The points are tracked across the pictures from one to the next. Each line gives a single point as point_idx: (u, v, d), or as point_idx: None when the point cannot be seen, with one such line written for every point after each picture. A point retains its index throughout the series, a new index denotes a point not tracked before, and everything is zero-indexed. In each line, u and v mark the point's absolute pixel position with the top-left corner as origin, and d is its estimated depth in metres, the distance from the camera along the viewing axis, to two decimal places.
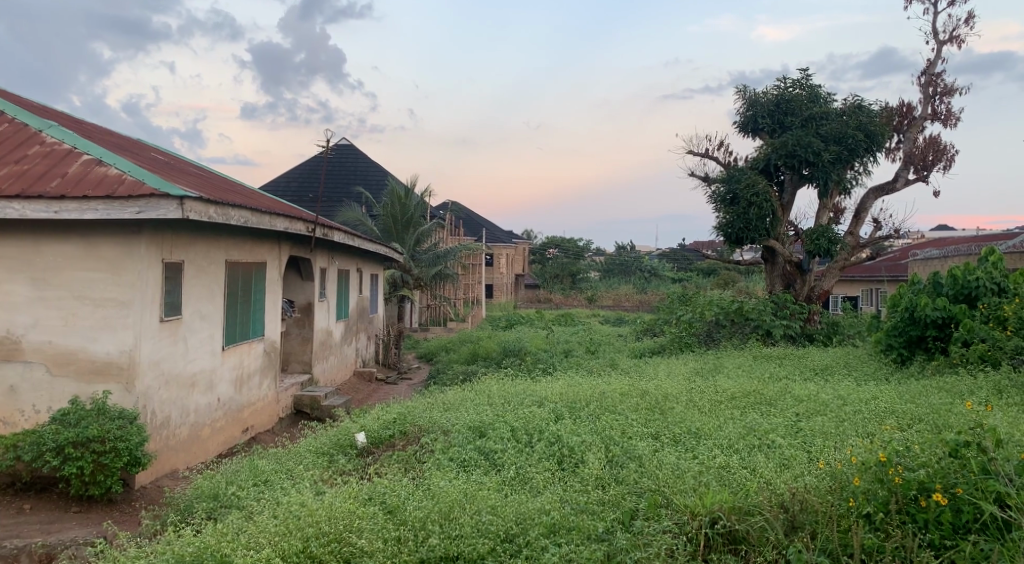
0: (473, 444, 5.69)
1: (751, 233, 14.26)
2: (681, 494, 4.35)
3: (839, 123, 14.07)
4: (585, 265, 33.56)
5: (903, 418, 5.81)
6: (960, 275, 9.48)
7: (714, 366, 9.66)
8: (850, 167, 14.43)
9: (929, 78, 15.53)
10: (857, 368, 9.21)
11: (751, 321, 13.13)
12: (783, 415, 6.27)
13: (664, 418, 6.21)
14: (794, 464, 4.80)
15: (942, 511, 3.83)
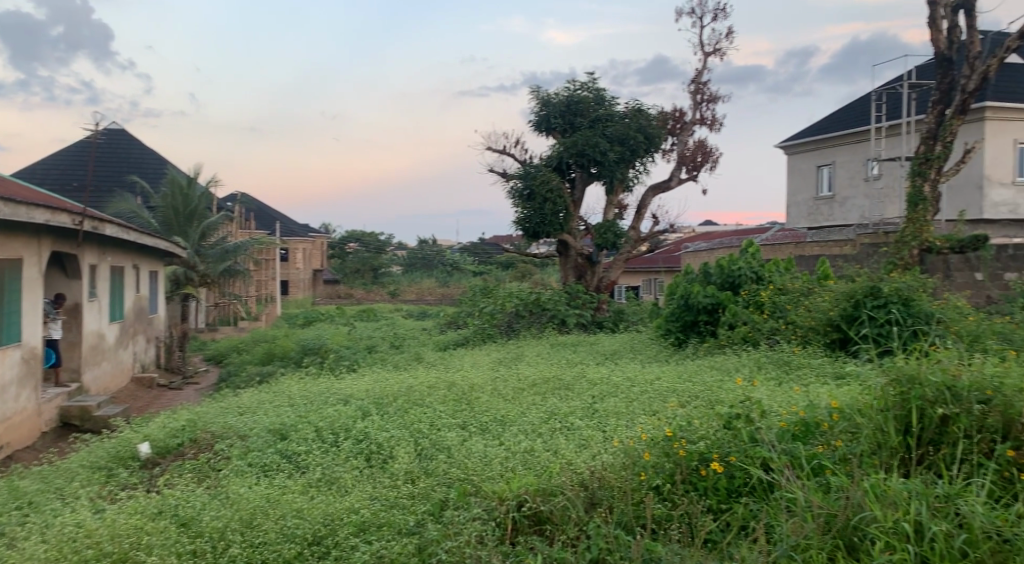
0: (274, 448, 5.44)
1: (546, 228, 14.88)
2: (489, 481, 4.46)
3: (622, 125, 15.08)
4: (386, 260, 33.19)
5: (683, 396, 6.36)
6: (726, 266, 10.57)
7: (516, 355, 10.00)
8: (632, 166, 15.53)
9: (697, 87, 17.09)
10: (642, 352, 9.95)
11: (548, 311, 13.72)
12: (579, 398, 6.63)
13: (471, 408, 6.32)
14: (592, 444, 5.08)
15: (719, 479, 4.25)
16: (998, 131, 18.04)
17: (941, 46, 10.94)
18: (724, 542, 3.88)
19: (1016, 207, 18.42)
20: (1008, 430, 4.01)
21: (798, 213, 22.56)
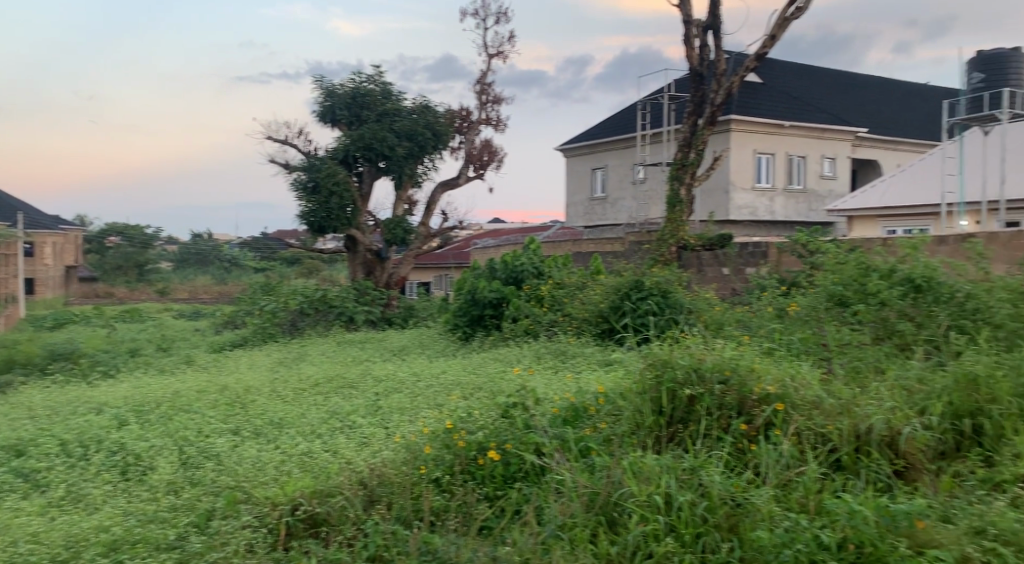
0: (7, 467, 4.81)
1: (333, 222, 14.48)
2: (262, 487, 4.26)
3: (410, 120, 15.08)
4: (154, 256, 30.55)
5: (466, 388, 6.48)
6: (510, 261, 10.93)
7: (298, 354, 9.63)
8: (421, 163, 15.62)
9: (481, 87, 17.52)
10: (429, 347, 10.01)
11: (335, 308, 13.38)
12: (363, 396, 6.53)
13: (245, 411, 6.00)
14: (372, 441, 5.02)
15: (495, 466, 4.39)
16: (741, 142, 20.37)
17: (694, 63, 12.12)
18: (498, 527, 4.00)
19: (755, 210, 20.93)
20: (742, 407, 4.51)
21: (576, 212, 23.92)
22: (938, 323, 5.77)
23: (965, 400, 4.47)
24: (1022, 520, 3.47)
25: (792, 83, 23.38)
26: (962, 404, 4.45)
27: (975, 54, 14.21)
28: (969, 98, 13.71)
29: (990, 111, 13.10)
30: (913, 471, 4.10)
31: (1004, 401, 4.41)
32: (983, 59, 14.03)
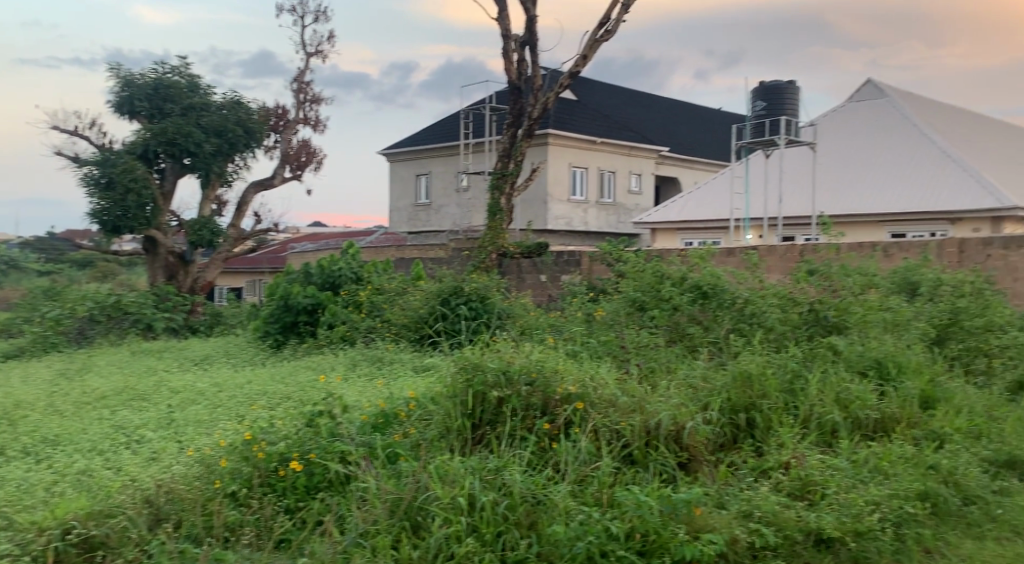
0: None
1: (129, 222, 13.39)
2: (27, 511, 3.85)
3: (219, 116, 14.29)
4: None
5: (272, 398, 6.22)
6: (326, 266, 10.65)
7: (84, 365, 8.80)
8: (231, 161, 14.89)
9: (299, 86, 16.97)
10: (235, 356, 9.50)
11: (130, 315, 12.36)
12: (155, 408, 6.07)
13: (13, 429, 5.38)
14: (163, 456, 4.68)
15: (298, 477, 4.22)
16: (558, 155, 21.23)
17: (513, 76, 12.43)
18: (299, 539, 3.85)
19: (570, 220, 21.86)
20: (546, 407, 4.67)
21: (398, 217, 23.78)
22: (722, 326, 6.30)
23: (741, 395, 4.91)
24: (782, 502, 3.86)
25: (604, 102, 24.68)
26: (739, 399, 4.89)
27: (758, 84, 15.61)
28: (753, 124, 15.06)
29: (770, 137, 14.52)
30: (695, 462, 4.45)
31: (772, 396, 4.90)
32: (765, 89, 15.46)
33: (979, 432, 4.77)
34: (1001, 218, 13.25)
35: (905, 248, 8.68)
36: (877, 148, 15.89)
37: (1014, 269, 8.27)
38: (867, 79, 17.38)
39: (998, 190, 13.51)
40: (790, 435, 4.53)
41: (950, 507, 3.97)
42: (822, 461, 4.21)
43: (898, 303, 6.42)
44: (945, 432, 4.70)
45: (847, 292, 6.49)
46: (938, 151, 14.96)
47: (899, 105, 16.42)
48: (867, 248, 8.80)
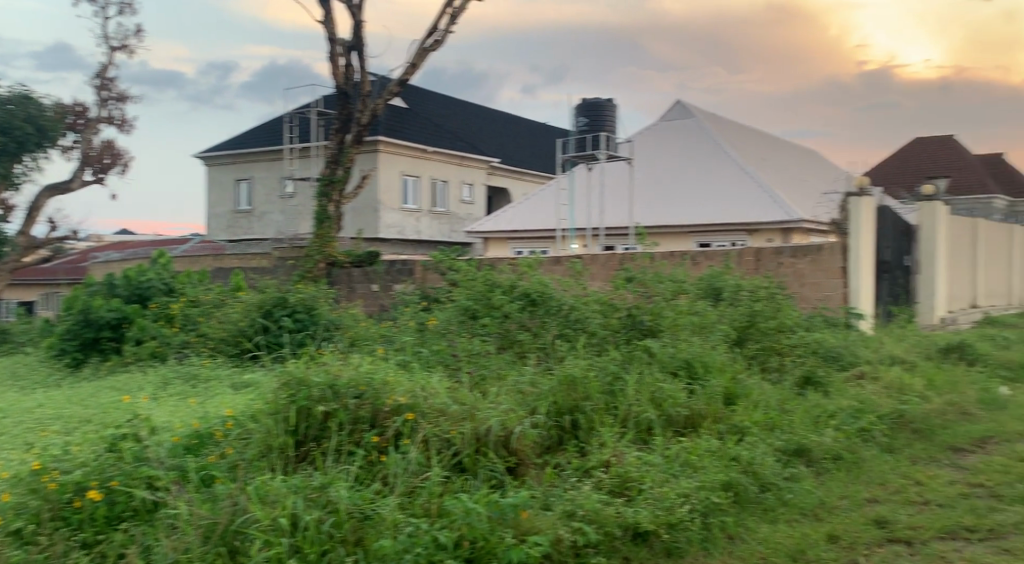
0: None
1: None
2: None
3: (4, 111, 12.80)
4: None
5: (69, 422, 5.64)
6: (133, 277, 9.86)
7: None
8: (18, 162, 13.43)
9: (101, 82, 15.64)
10: (23, 378, 8.52)
11: None
12: None
13: None
14: None
15: (97, 508, 3.85)
16: (387, 163, 20.99)
17: (340, 80, 12.10)
18: None
19: (402, 229, 21.68)
20: (375, 419, 4.57)
21: (217, 225, 22.52)
22: (548, 332, 6.49)
23: (566, 398, 5.07)
24: (603, 500, 4.02)
25: (433, 111, 24.75)
26: (564, 402, 5.05)
27: (579, 101, 16.38)
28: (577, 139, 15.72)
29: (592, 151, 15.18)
30: (522, 466, 4.54)
31: (594, 398, 5.10)
32: (586, 105, 16.24)
33: (773, 424, 5.24)
34: (791, 229, 14.64)
35: (710, 257, 9.38)
36: (685, 164, 17.08)
37: (801, 275, 9.20)
38: (676, 100, 18.64)
39: (787, 204, 14.92)
40: (611, 435, 4.74)
41: (750, 495, 4.32)
42: (639, 458, 4.43)
43: (704, 308, 6.93)
44: (746, 425, 5.11)
45: (661, 298, 6.92)
46: (737, 168, 16.31)
47: (704, 125, 17.75)
48: (678, 256, 9.43)
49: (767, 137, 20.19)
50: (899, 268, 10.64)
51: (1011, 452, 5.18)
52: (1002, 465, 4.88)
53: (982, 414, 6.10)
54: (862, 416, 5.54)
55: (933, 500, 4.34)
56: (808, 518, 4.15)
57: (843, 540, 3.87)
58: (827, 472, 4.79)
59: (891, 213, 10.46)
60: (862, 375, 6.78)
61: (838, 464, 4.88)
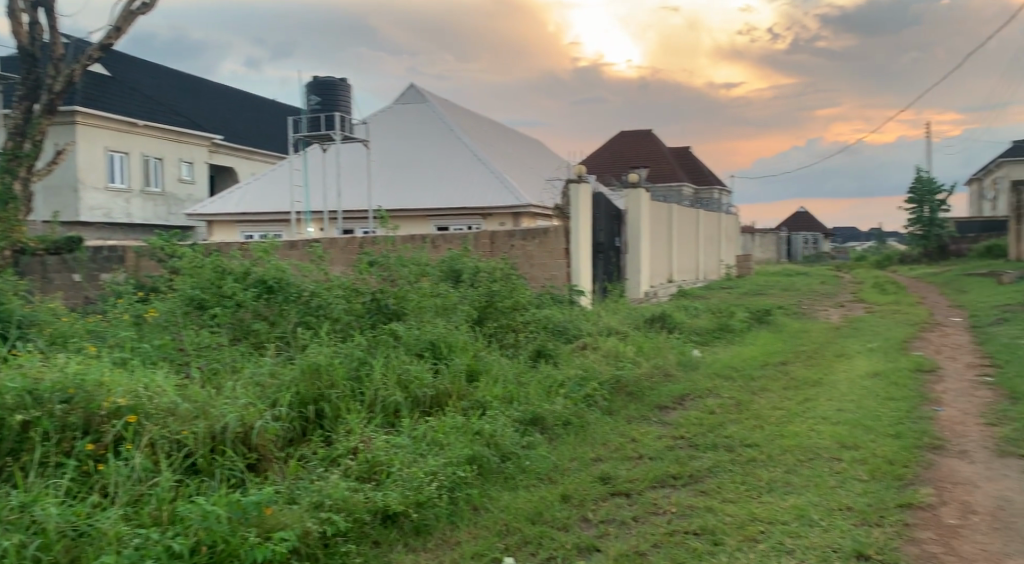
0: None
1: None
2: None
3: None
4: None
5: None
6: None
7: None
8: None
9: None
10: None
11: None
12: None
13: None
14: None
15: None
16: (88, 137, 18.62)
17: (23, 41, 10.58)
18: None
19: (109, 211, 19.41)
20: (89, 425, 4.06)
21: None
22: (288, 320, 6.22)
23: (310, 388, 4.91)
24: (350, 487, 3.96)
25: (143, 81, 22.43)
26: (308, 391, 4.87)
27: (311, 78, 15.80)
28: (309, 117, 15.15)
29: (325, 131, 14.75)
30: (264, 461, 4.32)
31: (340, 385, 4.99)
32: (318, 83, 15.68)
33: (511, 397, 5.53)
34: (519, 214, 15.51)
35: (448, 240, 9.66)
36: (419, 148, 17.31)
37: (531, 257, 9.82)
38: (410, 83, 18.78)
39: (515, 189, 15.76)
40: (356, 421, 4.68)
41: (492, 465, 4.52)
42: (387, 441, 4.42)
43: (445, 290, 7.11)
44: (487, 399, 5.34)
45: (403, 281, 6.99)
46: (469, 154, 16.89)
47: (436, 111, 18.11)
48: (417, 239, 9.57)
49: (496, 125, 21.10)
50: (611, 249, 11.77)
51: (704, 406, 6.01)
52: (698, 417, 5.64)
53: (681, 375, 6.99)
54: (587, 384, 6.06)
55: (645, 455, 4.88)
56: (543, 482, 4.45)
57: (574, 499, 4.21)
58: (559, 437, 5.18)
59: (604, 199, 11.54)
60: (585, 346, 7.42)
61: (568, 430, 5.29)
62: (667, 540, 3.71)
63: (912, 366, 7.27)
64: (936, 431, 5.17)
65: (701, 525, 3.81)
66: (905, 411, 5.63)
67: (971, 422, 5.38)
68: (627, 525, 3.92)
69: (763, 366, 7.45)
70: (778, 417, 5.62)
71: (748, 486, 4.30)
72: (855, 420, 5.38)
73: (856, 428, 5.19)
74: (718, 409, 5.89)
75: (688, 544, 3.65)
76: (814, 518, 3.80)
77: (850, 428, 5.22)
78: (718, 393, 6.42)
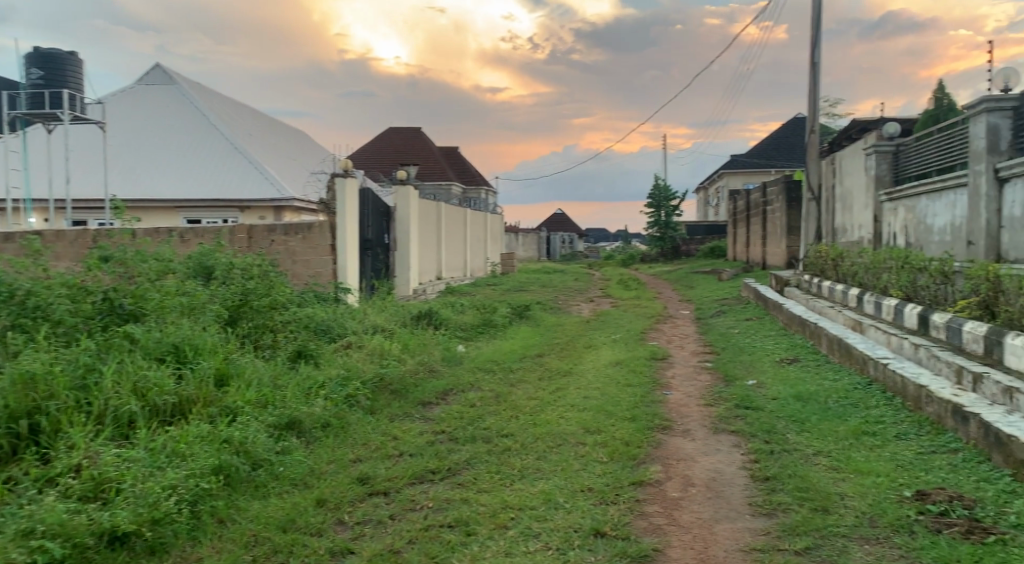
0: None
1: None
2: None
3: None
4: None
5: None
6: None
7: None
8: None
9: None
10: None
11: None
12: None
13: None
14: None
15: None
16: None
17: None
18: None
19: None
20: None
21: None
22: None
23: (22, 400, 4.29)
24: (70, 509, 3.54)
25: None
26: (20, 404, 4.26)
27: (31, 48, 13.93)
28: (30, 92, 13.36)
29: (52, 110, 13.09)
30: None
31: (60, 396, 4.42)
32: (40, 55, 13.87)
33: (266, 401, 5.26)
34: (283, 207, 14.81)
35: (200, 234, 9.04)
36: (167, 134, 15.94)
37: (293, 253, 9.45)
38: (155, 63, 17.23)
39: (277, 182, 15.06)
40: (81, 435, 4.20)
41: (241, 475, 4.26)
42: (118, 456, 4.00)
43: (193, 288, 6.60)
44: (238, 405, 5.02)
45: (143, 279, 6.38)
46: (226, 142, 15.87)
47: (186, 96, 16.79)
48: (163, 233, 8.83)
49: (256, 114, 20.01)
50: (380, 245, 11.68)
51: (464, 399, 6.16)
52: (459, 412, 5.76)
53: (444, 370, 7.11)
54: (348, 384, 5.93)
55: (405, 452, 4.90)
56: (298, 488, 4.29)
57: (329, 503, 4.11)
58: (316, 440, 5.02)
59: (372, 195, 11.40)
60: (348, 344, 7.28)
61: (327, 432, 5.14)
62: (422, 535, 3.75)
63: (648, 354, 8.03)
64: (665, 413, 5.74)
65: (456, 517, 3.89)
66: (641, 395, 6.20)
67: (694, 404, 6.05)
68: (383, 524, 3.90)
69: (521, 359, 7.82)
70: (533, 406, 5.92)
71: (502, 475, 4.47)
72: (598, 406, 5.82)
73: (599, 413, 5.61)
74: (478, 402, 6.06)
75: (442, 538, 3.71)
76: (559, 501, 4.05)
77: (594, 413, 5.62)
78: (478, 386, 6.61)
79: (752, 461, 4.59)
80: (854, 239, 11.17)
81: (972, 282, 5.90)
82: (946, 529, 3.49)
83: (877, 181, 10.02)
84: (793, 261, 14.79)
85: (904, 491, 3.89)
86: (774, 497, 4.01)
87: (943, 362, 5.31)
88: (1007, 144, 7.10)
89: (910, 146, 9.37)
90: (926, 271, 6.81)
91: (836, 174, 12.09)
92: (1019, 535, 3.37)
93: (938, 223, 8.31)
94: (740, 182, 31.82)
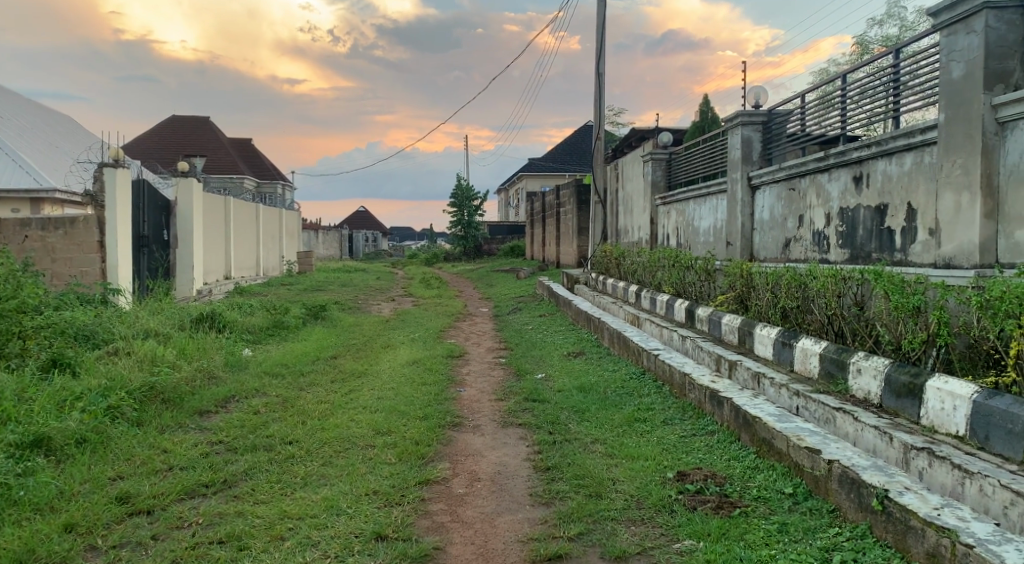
0: None
1: None
2: None
3: None
4: None
5: None
6: None
7: None
8: None
9: None
10: None
11: None
12: None
13: None
14: None
15: None
16: None
17: None
18: None
19: None
20: None
21: None
22: None
23: None
24: None
25: None
26: None
27: None
28: None
29: None
30: None
31: None
32: None
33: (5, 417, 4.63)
34: (40, 199, 13.24)
35: None
36: None
37: (52, 250, 8.50)
38: None
39: (35, 170, 13.48)
40: None
41: None
42: None
43: None
44: None
45: None
46: None
47: None
48: None
49: (8, 93, 17.70)
50: (157, 242, 10.73)
51: (248, 407, 5.82)
52: (240, 420, 5.43)
53: (227, 376, 6.68)
54: (111, 394, 5.34)
55: (175, 466, 4.53)
56: (41, 514, 3.83)
57: (79, 527, 3.71)
58: (69, 459, 4.51)
59: (148, 188, 10.47)
60: (115, 351, 6.62)
61: (82, 448, 4.64)
62: (187, 555, 3.49)
63: (444, 352, 8.06)
64: (457, 410, 5.78)
65: (227, 531, 3.66)
66: (434, 394, 6.19)
67: (485, 400, 6.14)
68: (142, 547, 3.59)
69: (313, 362, 7.54)
70: (322, 410, 5.72)
71: (282, 484, 4.27)
72: (391, 406, 5.74)
73: (391, 414, 5.54)
74: (262, 409, 5.75)
75: (210, 555, 3.48)
76: (342, 507, 3.92)
77: (385, 414, 5.54)
78: (265, 392, 6.27)
79: (536, 453, 4.74)
80: (635, 240, 11.95)
81: (730, 279, 6.51)
82: (700, 506, 3.81)
83: (653, 186, 10.79)
84: (583, 260, 15.56)
85: (667, 472, 4.19)
86: (553, 487, 4.16)
87: (705, 352, 5.81)
88: (757, 155, 7.93)
89: (680, 155, 10.19)
90: (693, 268, 7.44)
91: (619, 179, 12.86)
92: (760, 506, 3.75)
93: (704, 225, 9.09)
94: (538, 185, 32.91)
